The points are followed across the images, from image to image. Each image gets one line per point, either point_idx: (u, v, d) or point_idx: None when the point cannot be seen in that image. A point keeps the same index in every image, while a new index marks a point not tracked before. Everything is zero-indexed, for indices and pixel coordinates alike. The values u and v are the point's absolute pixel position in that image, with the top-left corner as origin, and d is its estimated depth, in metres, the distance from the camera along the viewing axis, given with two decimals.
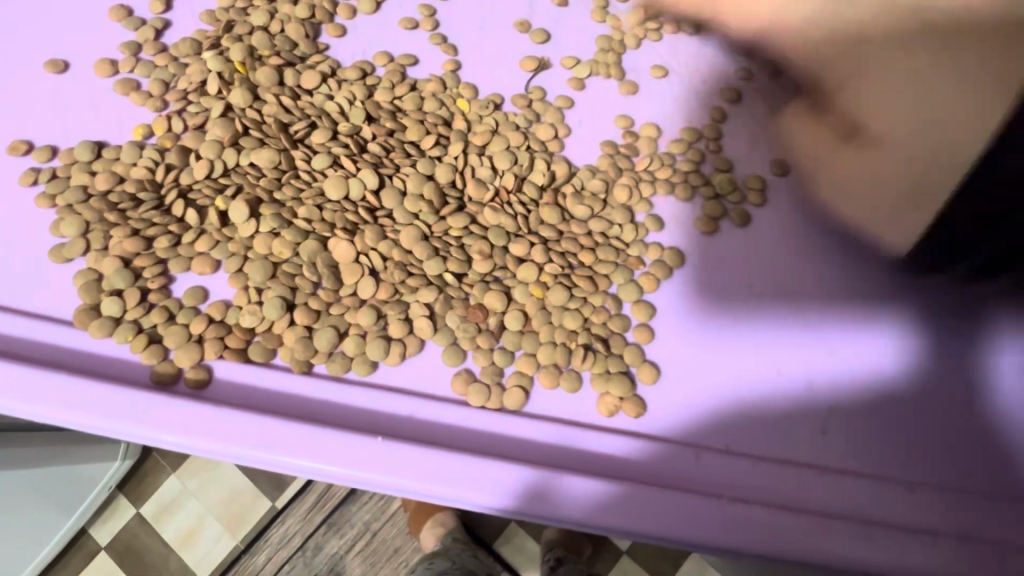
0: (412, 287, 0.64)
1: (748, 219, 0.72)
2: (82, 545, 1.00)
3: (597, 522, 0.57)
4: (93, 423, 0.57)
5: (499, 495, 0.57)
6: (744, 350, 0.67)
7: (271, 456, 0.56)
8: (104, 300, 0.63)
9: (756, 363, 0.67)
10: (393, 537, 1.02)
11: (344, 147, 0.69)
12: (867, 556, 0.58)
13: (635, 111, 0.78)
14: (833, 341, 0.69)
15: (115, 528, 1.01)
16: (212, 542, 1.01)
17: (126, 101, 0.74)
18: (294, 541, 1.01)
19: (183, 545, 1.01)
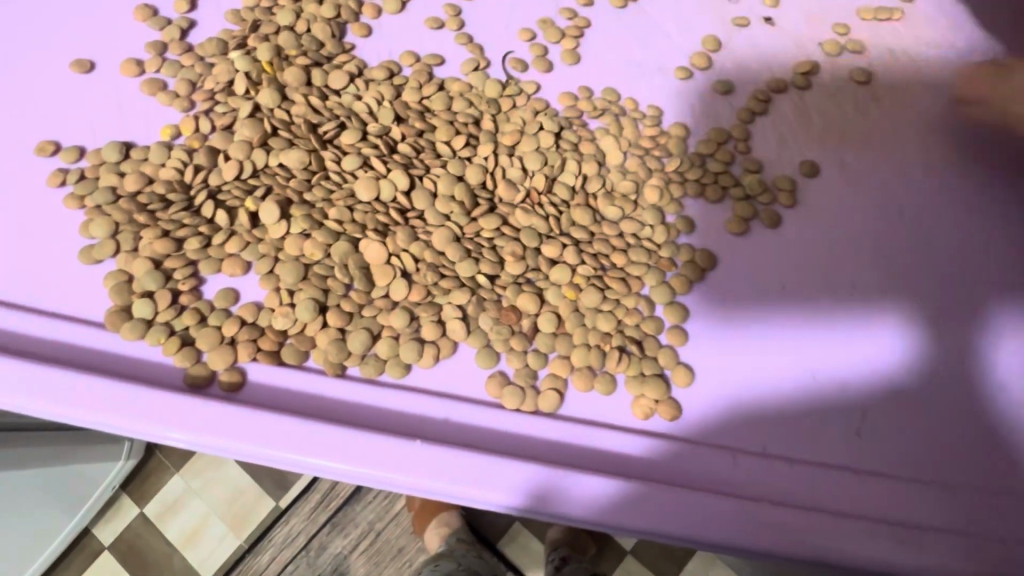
0: (444, 289, 0.64)
1: (778, 220, 0.72)
2: (85, 545, 1.00)
3: (635, 525, 0.56)
4: (125, 425, 0.56)
5: (535, 498, 0.56)
6: (770, 352, 0.67)
7: (291, 456, 0.56)
8: (137, 302, 0.62)
9: (788, 365, 0.66)
10: (397, 537, 1.01)
11: (374, 148, 0.69)
12: (902, 560, 0.57)
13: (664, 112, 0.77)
14: (865, 343, 0.68)
15: (118, 528, 1.01)
16: (215, 541, 1.01)
17: (152, 101, 0.73)
18: (298, 541, 1.00)
19: (186, 544, 1.01)
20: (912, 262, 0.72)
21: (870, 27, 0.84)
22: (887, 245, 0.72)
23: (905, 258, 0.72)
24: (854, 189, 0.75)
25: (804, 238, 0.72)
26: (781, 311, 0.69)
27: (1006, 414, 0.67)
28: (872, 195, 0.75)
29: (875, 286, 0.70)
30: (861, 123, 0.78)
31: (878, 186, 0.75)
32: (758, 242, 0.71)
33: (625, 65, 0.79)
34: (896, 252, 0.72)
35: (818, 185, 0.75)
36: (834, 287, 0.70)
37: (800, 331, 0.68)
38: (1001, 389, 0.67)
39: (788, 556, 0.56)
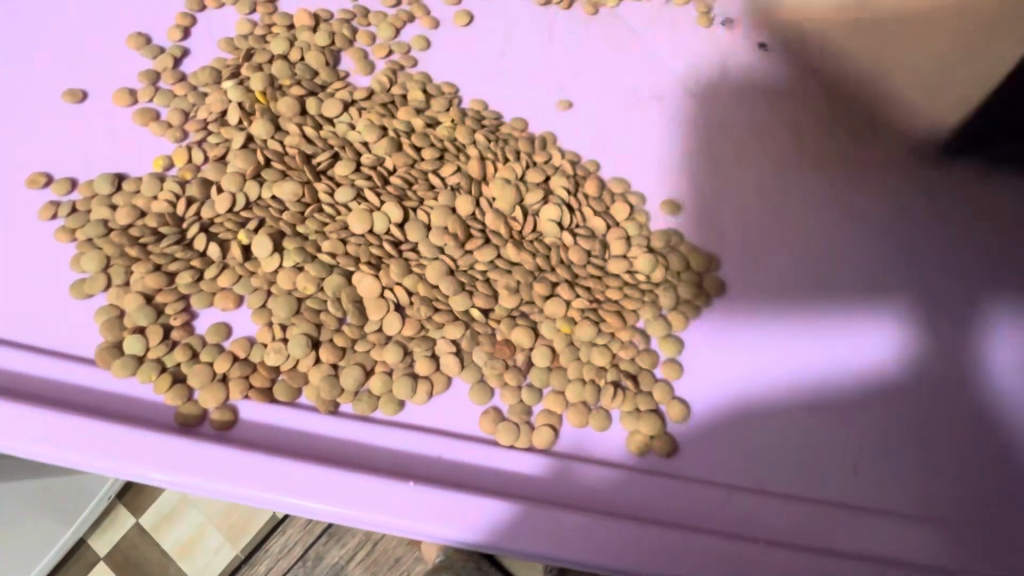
0: (438, 323, 0.63)
1: (764, 237, 0.75)
2: (80, 555, 0.99)
3: (623, 564, 0.55)
4: (111, 465, 0.56)
5: (522, 536, 0.56)
6: (761, 364, 0.68)
7: (280, 498, 0.55)
8: (127, 338, 0.62)
9: (778, 377, 0.67)
10: (395, 546, 0.98)
11: (367, 179, 0.69)
12: None
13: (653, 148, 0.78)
14: (857, 337, 0.70)
15: (112, 538, 0.99)
16: (211, 552, 0.99)
17: (145, 131, 0.73)
18: (296, 549, 0.98)
19: (185, 554, 0.99)
20: (902, 295, 0.72)
21: None
22: (880, 282, 0.73)
23: (896, 291, 0.73)
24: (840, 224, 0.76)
25: (792, 255, 0.74)
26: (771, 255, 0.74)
27: (1000, 449, 0.67)
28: (862, 217, 0.77)
29: (864, 317, 0.71)
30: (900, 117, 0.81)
31: (860, 223, 0.76)
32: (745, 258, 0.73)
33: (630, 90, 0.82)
34: (886, 285, 0.73)
35: (810, 211, 0.77)
36: (821, 313, 0.71)
37: (794, 360, 0.68)
38: (991, 421, 0.68)
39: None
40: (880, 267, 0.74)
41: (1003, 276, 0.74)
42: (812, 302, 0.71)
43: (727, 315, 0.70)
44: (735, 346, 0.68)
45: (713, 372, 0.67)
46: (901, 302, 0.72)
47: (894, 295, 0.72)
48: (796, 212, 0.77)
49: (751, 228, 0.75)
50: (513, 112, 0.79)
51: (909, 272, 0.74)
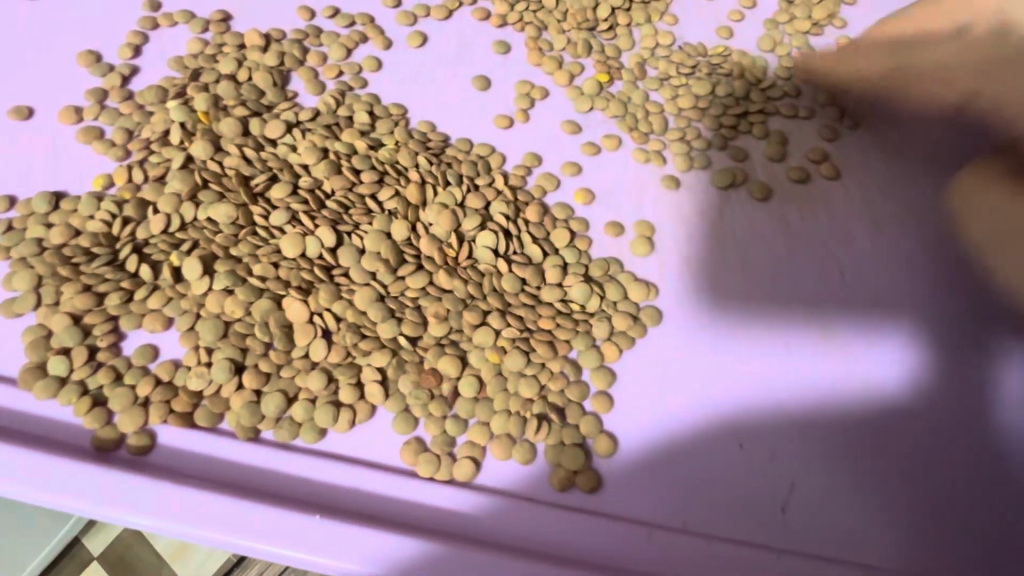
0: (364, 350, 0.63)
1: (715, 263, 0.73)
2: (73, 555, 0.89)
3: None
4: (23, 489, 0.55)
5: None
6: (702, 382, 0.67)
7: (190, 529, 0.55)
8: (52, 359, 0.62)
9: (720, 395, 0.66)
10: None
11: (303, 203, 0.68)
12: None
13: (602, 169, 0.77)
14: (798, 370, 0.68)
15: (110, 537, 0.91)
16: (204, 553, 0.92)
17: (88, 149, 0.73)
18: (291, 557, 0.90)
19: (177, 555, 0.92)
20: (849, 330, 0.70)
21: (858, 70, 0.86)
22: (826, 314, 0.71)
23: (842, 325, 0.71)
24: (787, 252, 0.74)
25: (737, 280, 0.72)
26: (723, 281, 0.72)
27: (948, 489, 0.64)
28: (812, 247, 0.75)
29: (808, 350, 0.69)
30: (852, 147, 0.80)
31: (809, 254, 0.74)
32: (689, 276, 0.72)
33: (588, 103, 0.81)
34: (830, 315, 0.71)
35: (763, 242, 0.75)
36: (768, 338, 0.69)
37: (734, 392, 0.66)
38: (941, 458, 0.65)
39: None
40: (825, 296, 0.72)
41: (957, 311, 0.72)
42: (758, 324, 0.70)
43: (667, 328, 0.69)
44: (678, 355, 0.68)
45: (652, 380, 0.66)
46: (844, 335, 0.70)
47: (838, 328, 0.70)
48: (759, 237, 0.74)
49: (697, 250, 0.73)
50: (460, 131, 0.78)
51: (858, 303, 0.72)
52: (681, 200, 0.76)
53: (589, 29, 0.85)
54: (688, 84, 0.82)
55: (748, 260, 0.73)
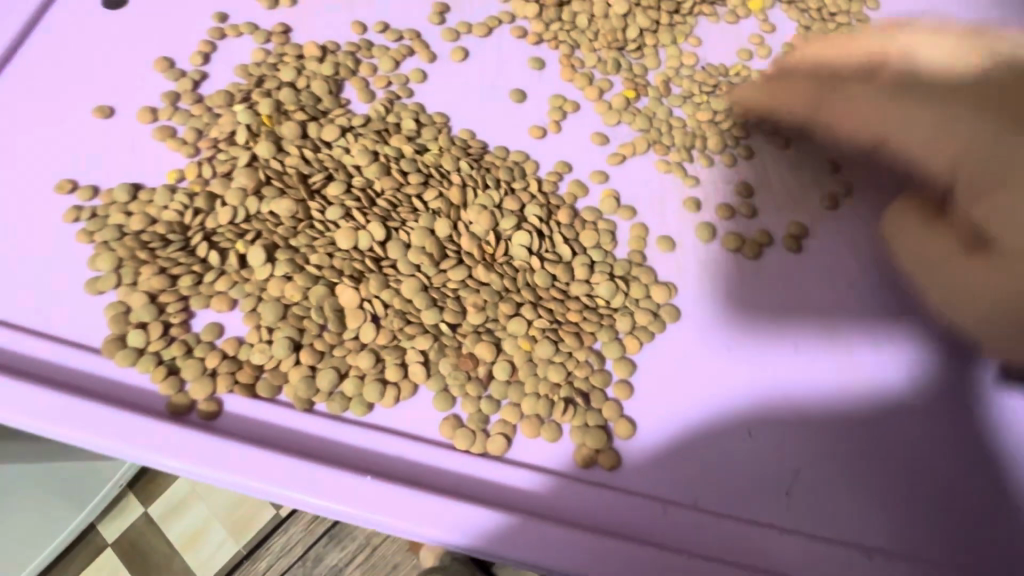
0: (409, 334, 0.69)
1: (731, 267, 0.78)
2: (91, 540, 1.16)
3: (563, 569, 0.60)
4: (109, 444, 0.63)
5: (472, 536, 0.61)
6: (716, 376, 0.72)
7: (258, 485, 0.62)
8: (131, 332, 0.69)
9: (731, 387, 0.72)
10: (392, 554, 1.15)
11: (356, 200, 0.75)
12: None
13: (628, 177, 0.84)
14: (806, 368, 0.73)
15: (121, 526, 1.17)
16: (215, 546, 1.17)
17: (162, 146, 0.81)
18: (295, 551, 1.16)
19: (188, 547, 1.17)
20: (854, 334, 0.76)
21: None
22: (832, 317, 0.77)
23: (847, 330, 0.76)
24: (796, 258, 0.80)
25: (749, 283, 0.78)
26: (739, 285, 0.78)
27: (936, 478, 0.69)
28: (822, 255, 0.80)
29: (816, 350, 0.75)
30: (864, 162, 0.86)
31: (819, 262, 0.80)
32: (705, 278, 0.77)
33: (614, 116, 0.87)
34: (836, 319, 0.77)
35: (776, 250, 0.80)
36: (779, 337, 0.75)
37: (742, 384, 0.72)
38: (933, 450, 0.71)
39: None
40: (831, 301, 0.78)
41: None
42: (768, 324, 0.76)
43: (684, 324, 0.75)
44: (694, 350, 0.74)
45: (668, 369, 0.72)
46: (849, 338, 0.76)
47: (843, 330, 0.76)
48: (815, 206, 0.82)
49: (712, 255, 0.79)
50: (497, 139, 0.85)
51: (864, 307, 0.77)
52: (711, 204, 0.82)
53: (618, 48, 0.92)
54: (709, 102, 0.88)
55: (762, 265, 0.79)
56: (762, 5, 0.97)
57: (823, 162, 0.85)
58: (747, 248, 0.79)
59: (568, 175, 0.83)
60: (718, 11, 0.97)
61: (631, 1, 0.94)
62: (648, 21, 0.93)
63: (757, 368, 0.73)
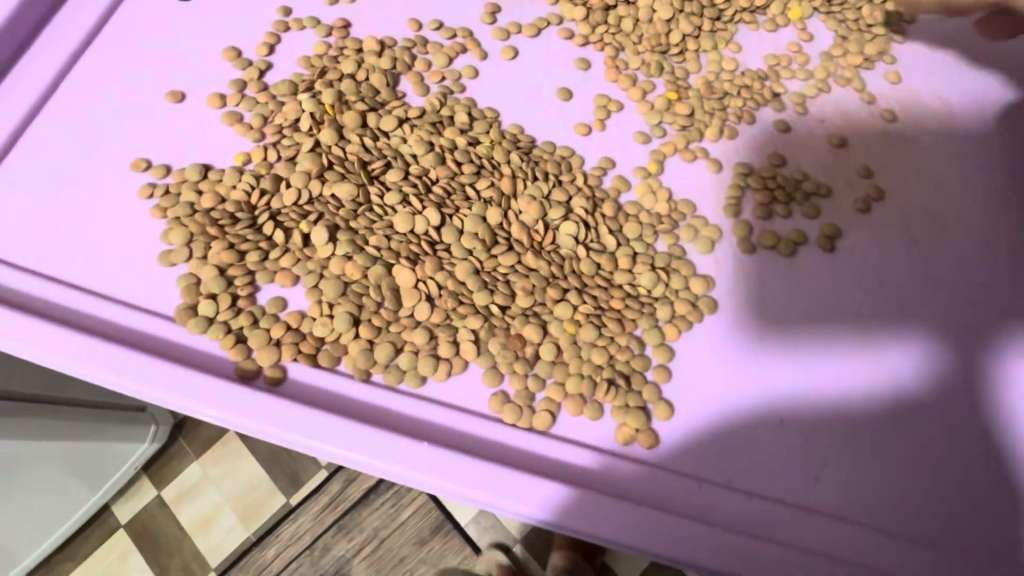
0: (461, 314, 0.74)
1: (767, 266, 0.82)
2: (105, 521, 1.39)
3: (605, 535, 0.64)
4: (185, 402, 0.67)
5: (520, 501, 0.65)
6: (751, 367, 0.76)
7: (323, 446, 0.66)
8: (202, 301, 0.74)
9: (765, 377, 0.75)
10: (395, 545, 1.35)
11: (413, 186, 0.80)
12: None
13: (671, 170, 0.88)
14: (837, 361, 0.77)
15: (133, 508, 1.40)
16: (225, 529, 1.38)
17: (230, 130, 0.86)
18: (306, 538, 1.36)
19: (200, 530, 1.38)
20: (883, 332, 0.79)
21: (901, 103, 0.95)
22: (863, 314, 0.80)
23: (877, 328, 0.79)
24: (829, 257, 0.83)
25: (784, 280, 0.81)
26: (773, 281, 0.81)
27: (957, 470, 0.73)
28: (854, 256, 0.84)
29: (847, 344, 0.78)
30: (894, 170, 0.90)
31: (851, 262, 0.83)
32: (742, 273, 0.81)
33: (655, 116, 0.91)
34: (867, 317, 0.80)
35: (810, 249, 0.84)
36: (811, 331, 0.78)
37: (776, 375, 0.76)
38: (954, 445, 0.74)
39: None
40: (863, 299, 0.81)
41: (982, 323, 0.81)
42: (800, 319, 0.79)
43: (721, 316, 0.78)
44: (730, 340, 0.77)
45: (705, 358, 0.76)
46: (880, 334, 0.79)
47: (875, 326, 0.79)
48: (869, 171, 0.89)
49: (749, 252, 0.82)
50: (544, 135, 0.89)
51: (894, 306, 0.81)
52: (753, 199, 0.86)
53: (661, 52, 0.96)
54: (747, 107, 0.92)
55: (797, 264, 0.82)
56: (801, 14, 1.00)
57: (855, 167, 0.89)
58: (782, 246, 0.82)
59: (611, 171, 0.87)
60: (758, 20, 1.01)
61: (675, 7, 0.98)
62: (691, 27, 0.97)
63: (792, 359, 0.77)
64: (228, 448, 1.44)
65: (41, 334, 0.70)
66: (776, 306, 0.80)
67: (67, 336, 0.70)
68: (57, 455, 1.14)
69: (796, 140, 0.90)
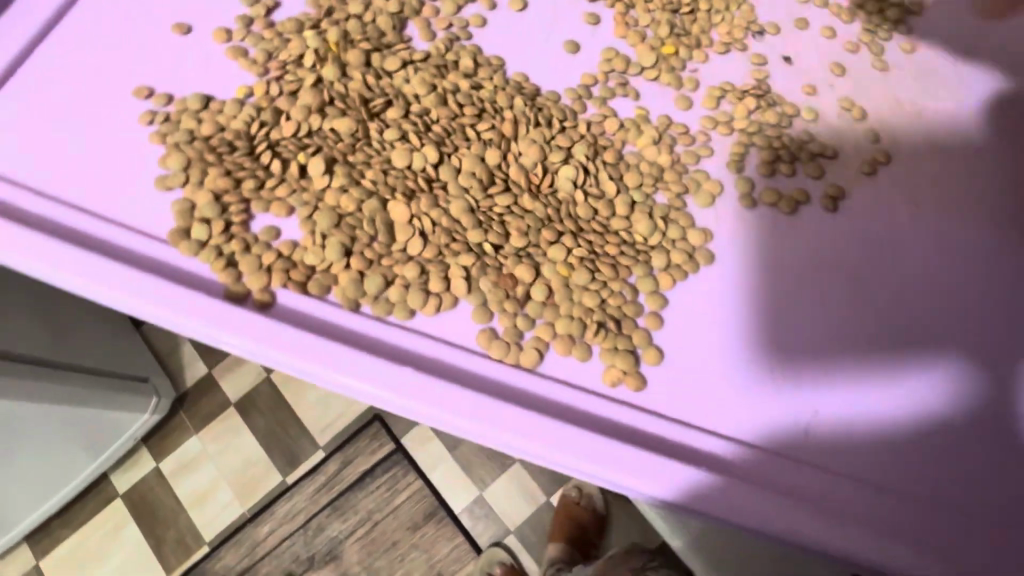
0: (454, 251, 0.73)
1: (767, 222, 0.81)
2: (104, 490, 1.42)
3: (651, 492, 0.64)
4: (176, 318, 0.68)
5: (565, 453, 0.65)
6: (756, 401, 0.72)
7: (310, 367, 0.67)
8: (195, 225, 0.74)
9: (772, 412, 0.71)
10: (389, 529, 1.39)
11: (412, 125, 0.79)
12: (814, 533, 0.65)
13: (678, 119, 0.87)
14: (832, 319, 0.76)
15: (132, 479, 1.43)
16: (221, 504, 1.41)
17: (234, 64, 0.86)
18: (299, 518, 1.39)
19: (196, 504, 1.41)
20: (880, 294, 0.78)
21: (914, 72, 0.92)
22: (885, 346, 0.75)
23: (873, 289, 0.78)
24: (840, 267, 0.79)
25: (781, 247, 0.80)
26: (772, 238, 0.80)
27: (945, 431, 0.73)
28: (856, 219, 0.82)
29: (843, 305, 0.77)
30: (904, 135, 0.88)
31: (852, 224, 0.82)
32: (751, 285, 0.77)
33: (661, 71, 0.90)
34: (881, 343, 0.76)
35: (813, 210, 0.82)
36: (830, 366, 0.74)
37: (769, 328, 0.75)
38: (943, 408, 0.74)
39: (699, 511, 0.65)
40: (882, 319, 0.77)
41: (980, 294, 0.80)
42: (817, 353, 0.74)
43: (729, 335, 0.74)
44: (737, 369, 0.73)
45: (710, 388, 0.72)
46: (876, 296, 0.78)
47: (871, 288, 0.78)
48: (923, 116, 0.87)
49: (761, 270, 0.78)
50: (548, 84, 0.88)
51: (892, 270, 0.80)
52: (754, 155, 0.84)
53: (672, 10, 0.95)
54: (753, 69, 0.91)
55: (798, 223, 0.81)
56: None
57: (863, 130, 0.87)
58: (784, 202, 0.81)
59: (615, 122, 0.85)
60: None
61: None
62: None
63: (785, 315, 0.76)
64: (228, 424, 1.46)
65: (77, 264, 0.69)
66: (774, 263, 0.79)
67: (106, 268, 0.69)
68: (59, 413, 1.14)
69: (802, 103, 0.89)
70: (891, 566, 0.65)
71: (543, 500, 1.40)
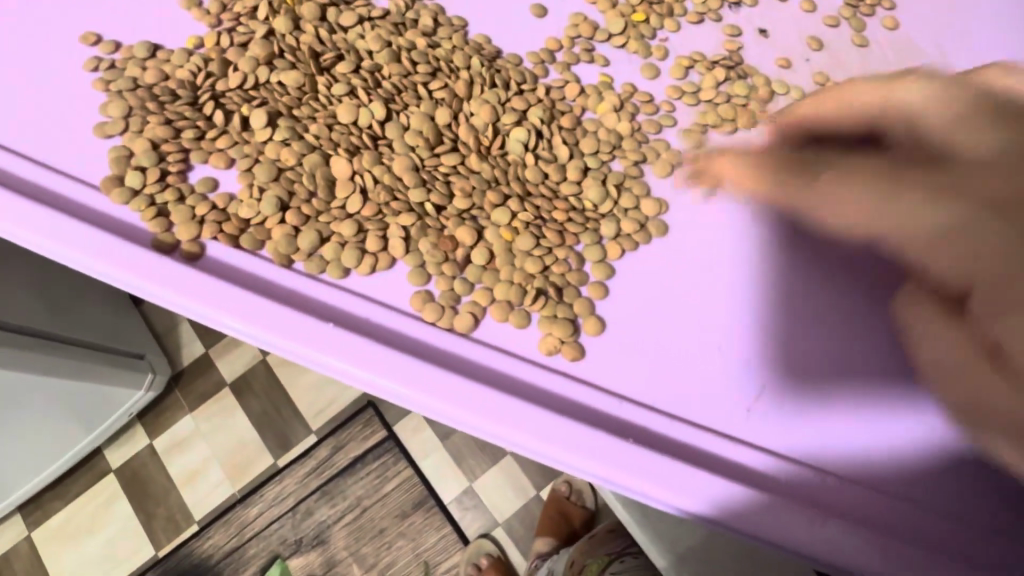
0: (394, 210, 0.70)
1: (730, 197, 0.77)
2: (97, 464, 1.42)
3: (659, 496, 0.62)
4: (95, 263, 0.66)
5: (560, 447, 0.62)
6: (724, 422, 0.68)
7: (233, 321, 0.64)
8: (130, 173, 0.72)
9: (724, 411, 0.68)
10: (378, 518, 1.39)
11: (362, 80, 0.76)
12: (759, 520, 0.62)
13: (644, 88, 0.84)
14: (791, 300, 0.73)
15: (126, 454, 1.42)
16: (212, 484, 1.40)
17: (186, 14, 0.83)
18: (288, 502, 1.39)
19: (187, 481, 1.40)
20: (846, 275, 0.75)
21: (894, 50, 0.89)
22: (874, 372, 0.71)
23: (839, 270, 0.75)
24: (812, 263, 0.73)
25: (753, 235, 0.75)
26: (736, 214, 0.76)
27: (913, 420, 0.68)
28: None
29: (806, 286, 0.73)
30: None
31: None
32: (705, 260, 0.74)
33: (628, 39, 0.86)
34: (859, 359, 0.71)
35: None
36: (812, 390, 0.69)
37: (723, 306, 0.72)
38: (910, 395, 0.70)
39: (630, 489, 0.62)
40: (862, 325, 0.73)
41: None
42: (778, 352, 0.71)
43: (702, 349, 0.70)
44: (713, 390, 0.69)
45: (681, 410, 0.67)
46: (842, 278, 0.74)
47: (837, 269, 0.75)
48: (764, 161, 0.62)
49: (745, 287, 0.73)
50: (511, 47, 0.85)
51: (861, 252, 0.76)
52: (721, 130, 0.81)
53: None
54: (726, 40, 0.87)
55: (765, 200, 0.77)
56: None
57: None
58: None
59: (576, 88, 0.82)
60: None
61: None
62: None
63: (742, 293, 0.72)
64: (225, 403, 1.45)
65: (11, 209, 0.66)
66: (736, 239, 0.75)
67: (100, 238, 0.66)
68: (63, 387, 1.14)
69: (775, 77, 0.85)
70: (840, 557, 0.62)
71: (533, 495, 1.41)
